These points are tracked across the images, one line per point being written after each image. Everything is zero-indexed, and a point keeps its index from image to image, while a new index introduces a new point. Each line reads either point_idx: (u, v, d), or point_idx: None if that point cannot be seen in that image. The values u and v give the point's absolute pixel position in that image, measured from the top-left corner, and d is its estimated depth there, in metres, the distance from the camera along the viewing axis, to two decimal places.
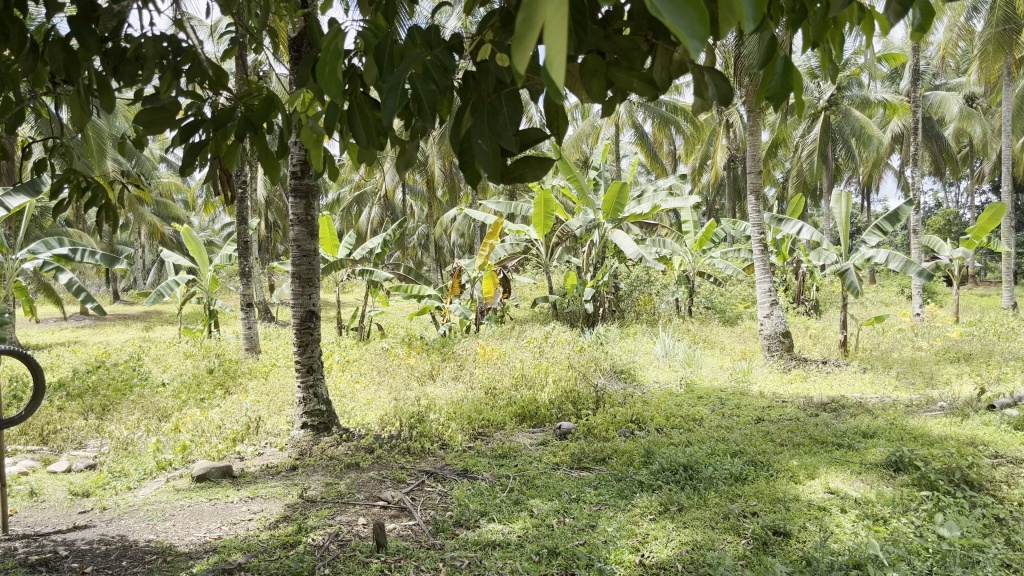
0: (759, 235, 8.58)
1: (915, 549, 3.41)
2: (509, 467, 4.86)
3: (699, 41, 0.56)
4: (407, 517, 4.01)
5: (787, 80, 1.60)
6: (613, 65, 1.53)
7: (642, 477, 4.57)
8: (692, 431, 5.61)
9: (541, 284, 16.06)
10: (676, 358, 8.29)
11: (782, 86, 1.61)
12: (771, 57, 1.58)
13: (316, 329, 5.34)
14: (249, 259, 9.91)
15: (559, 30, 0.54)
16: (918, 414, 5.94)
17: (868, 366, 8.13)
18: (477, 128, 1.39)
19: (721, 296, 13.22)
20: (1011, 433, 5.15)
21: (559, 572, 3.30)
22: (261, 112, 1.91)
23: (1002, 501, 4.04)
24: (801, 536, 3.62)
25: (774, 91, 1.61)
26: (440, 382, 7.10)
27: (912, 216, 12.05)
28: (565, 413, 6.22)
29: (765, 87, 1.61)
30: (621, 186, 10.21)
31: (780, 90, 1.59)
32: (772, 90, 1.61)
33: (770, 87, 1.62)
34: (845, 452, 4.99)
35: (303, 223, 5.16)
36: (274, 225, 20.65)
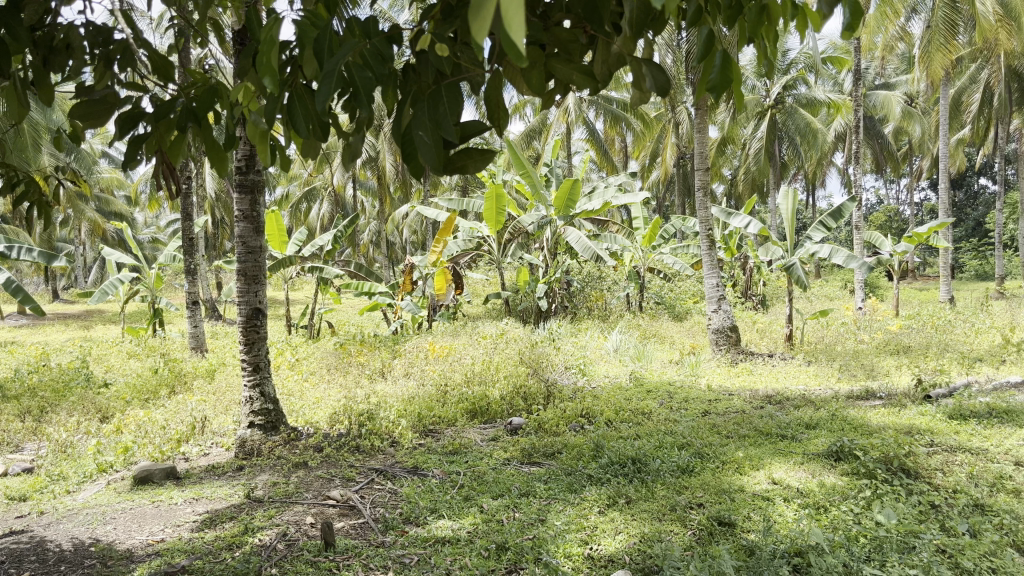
0: (706, 231, 8.70)
1: (854, 536, 3.51)
2: (459, 463, 4.87)
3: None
4: (355, 516, 3.98)
5: (726, 72, 1.61)
6: (552, 57, 1.54)
7: (591, 471, 4.60)
8: (640, 424, 5.69)
9: (493, 281, 16.07)
10: (626, 353, 8.40)
11: (721, 79, 1.62)
12: (708, 51, 1.59)
13: (263, 327, 5.25)
14: (195, 256, 9.70)
15: (515, 10, 0.55)
16: (858, 405, 6.11)
17: (813, 359, 8.32)
18: (417, 119, 1.38)
19: (671, 291, 13.39)
20: (946, 422, 5.32)
21: (508, 566, 3.32)
22: (203, 103, 1.86)
23: (938, 489, 4.17)
24: (745, 526, 3.68)
25: (714, 84, 1.61)
26: (390, 379, 7.04)
27: (855, 212, 12.35)
28: (516, 409, 6.25)
29: (705, 81, 1.62)
30: (572, 183, 10.26)
31: (719, 83, 1.60)
32: (712, 83, 1.61)
33: (709, 81, 1.63)
34: (789, 443, 5.10)
35: (248, 219, 5.06)
36: (222, 221, 20.26)
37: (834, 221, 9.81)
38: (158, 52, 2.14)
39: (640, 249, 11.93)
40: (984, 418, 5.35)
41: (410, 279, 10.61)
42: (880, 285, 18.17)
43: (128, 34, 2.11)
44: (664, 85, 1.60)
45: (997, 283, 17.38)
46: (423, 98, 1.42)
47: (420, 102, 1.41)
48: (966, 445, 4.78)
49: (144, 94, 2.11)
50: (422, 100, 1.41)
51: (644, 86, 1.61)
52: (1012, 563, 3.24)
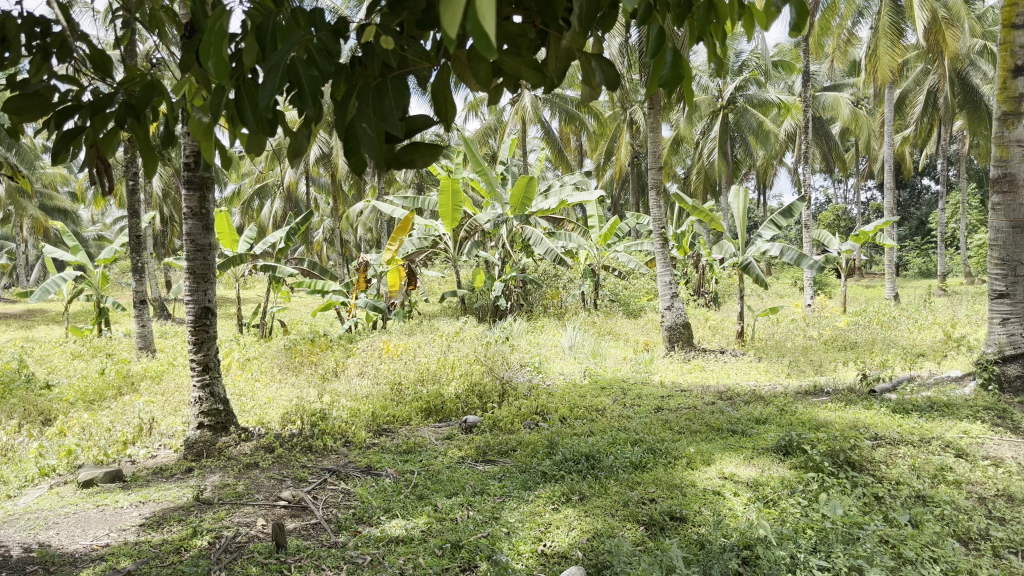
0: (659, 229, 8.78)
1: (801, 528, 3.58)
2: (413, 462, 4.85)
3: None
4: (307, 516, 3.94)
5: (677, 69, 1.61)
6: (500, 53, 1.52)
7: (545, 468, 4.62)
8: (594, 421, 5.73)
9: (449, 279, 16.02)
10: (581, 351, 8.44)
11: (673, 75, 1.63)
12: (659, 47, 1.59)
13: (213, 326, 5.16)
14: (142, 254, 9.47)
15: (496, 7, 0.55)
16: (806, 400, 6.23)
17: (763, 355, 8.48)
18: (360, 113, 1.37)
19: (625, 289, 13.51)
20: (889, 416, 5.46)
21: (462, 565, 3.31)
22: (142, 97, 1.82)
23: (881, 480, 4.28)
24: (696, 520, 3.73)
25: (667, 79, 1.62)
26: (344, 378, 6.98)
27: (804, 211, 12.59)
28: (472, 407, 6.24)
29: (657, 77, 1.62)
30: (529, 180, 10.29)
31: (671, 79, 1.61)
32: (665, 80, 1.62)
33: (661, 76, 1.63)
34: (739, 438, 5.18)
35: (197, 217, 4.96)
36: (170, 219, 19.83)
37: (785, 219, 9.99)
38: (98, 47, 2.09)
39: (595, 246, 12.00)
40: (925, 412, 5.50)
41: (364, 277, 10.53)
42: (828, 283, 18.57)
43: (66, 25, 2.04)
44: (613, 80, 1.59)
45: (939, 280, 17.94)
46: (369, 91, 1.41)
47: (365, 95, 1.40)
48: (908, 438, 4.91)
49: (83, 89, 2.06)
50: (367, 93, 1.40)
51: (592, 82, 1.60)
52: (951, 552, 3.36)
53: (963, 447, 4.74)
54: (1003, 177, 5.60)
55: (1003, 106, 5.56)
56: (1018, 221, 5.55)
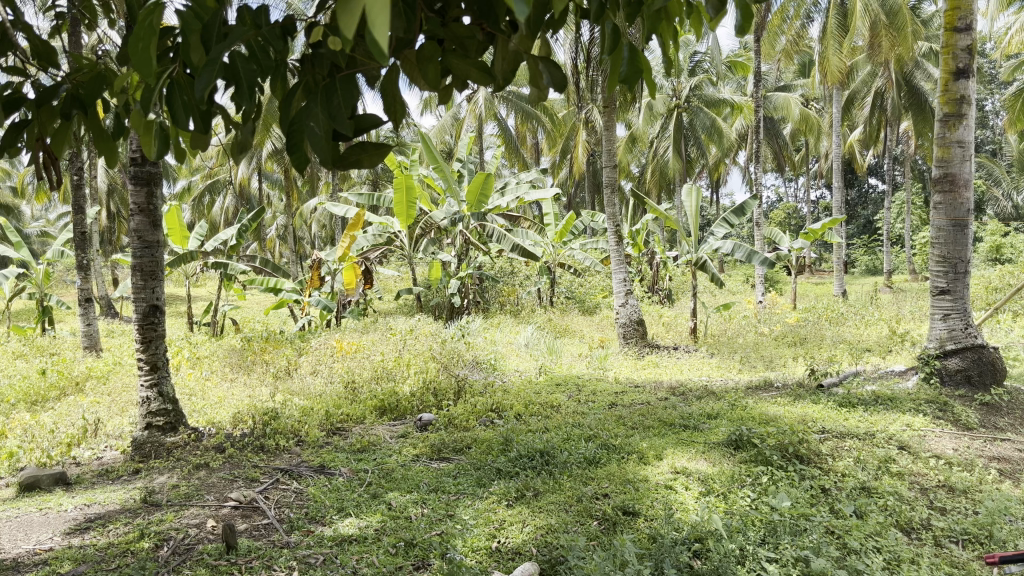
0: (614, 226, 8.84)
1: (751, 521, 3.64)
2: (368, 461, 4.81)
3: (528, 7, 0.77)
4: (259, 517, 3.89)
5: (635, 65, 1.62)
6: (449, 53, 1.51)
7: (500, 465, 4.63)
8: (549, 417, 5.76)
9: (405, 277, 15.94)
10: (536, 348, 8.48)
11: (632, 71, 1.63)
12: (614, 44, 1.59)
13: (161, 324, 5.05)
14: (87, 251, 9.23)
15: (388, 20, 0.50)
16: (756, 395, 6.34)
17: (715, 351, 8.62)
18: (308, 111, 1.36)
19: (581, 286, 13.60)
20: (836, 410, 5.59)
21: (415, 563, 3.30)
22: (90, 88, 1.77)
23: (828, 473, 4.38)
24: (648, 515, 3.78)
25: (626, 75, 1.62)
26: (297, 377, 6.88)
27: (755, 209, 12.79)
28: (427, 405, 6.22)
29: (615, 74, 1.63)
30: (485, 177, 10.29)
31: (630, 75, 1.61)
32: (624, 75, 1.62)
33: (619, 74, 1.64)
34: (691, 433, 5.25)
35: (145, 213, 4.84)
36: (118, 215, 19.36)
37: (737, 217, 10.14)
38: (41, 38, 2.03)
39: (551, 244, 12.05)
40: (870, 405, 5.66)
41: (318, 274, 10.43)
42: (779, 282, 18.94)
43: (6, 15, 1.98)
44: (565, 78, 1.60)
45: (886, 277, 18.42)
46: (317, 90, 1.39)
47: (313, 94, 1.38)
48: (853, 432, 5.03)
49: (26, 80, 2.00)
50: (315, 90, 1.39)
51: (543, 82, 1.60)
52: (894, 542, 3.47)
53: (906, 439, 4.88)
54: (945, 177, 5.76)
55: (945, 108, 5.73)
56: (959, 220, 5.72)
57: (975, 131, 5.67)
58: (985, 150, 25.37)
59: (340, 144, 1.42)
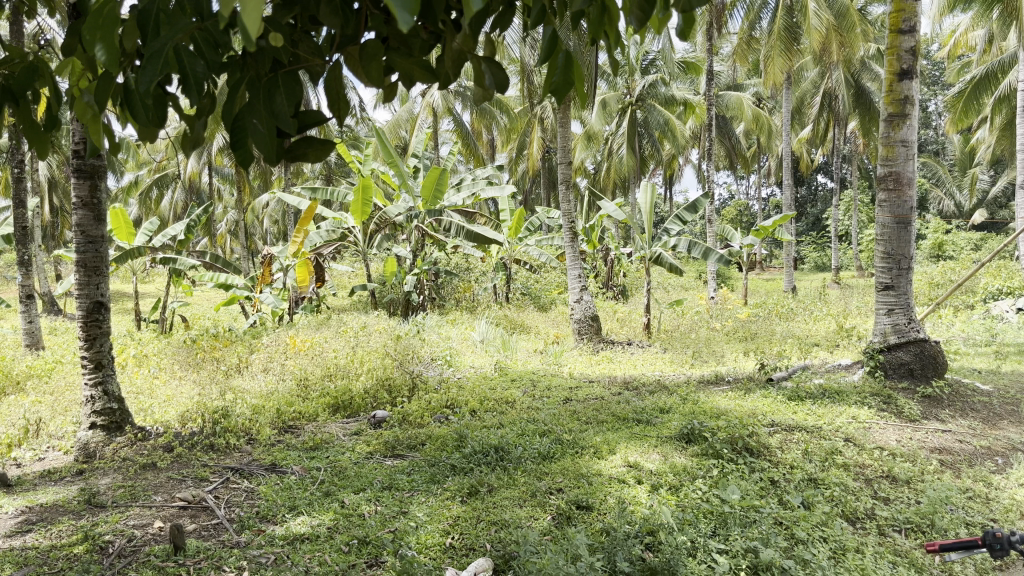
0: (569, 223, 8.87)
1: (702, 513, 3.69)
2: (320, 459, 4.75)
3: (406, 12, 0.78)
4: (207, 517, 3.82)
5: (569, 73, 1.62)
6: (393, 52, 1.49)
7: (454, 461, 4.61)
8: (504, 413, 5.77)
9: (359, 272, 15.80)
10: (491, 344, 8.48)
11: (565, 79, 1.63)
12: (552, 50, 1.58)
13: (105, 321, 4.92)
14: (28, 245, 8.94)
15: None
16: (708, 389, 6.43)
17: (668, 346, 8.72)
18: (251, 108, 1.34)
19: (537, 282, 13.65)
20: (784, 403, 5.70)
21: (368, 561, 3.28)
22: (21, 80, 1.70)
23: (777, 465, 4.46)
24: (601, 509, 3.80)
25: (557, 84, 1.62)
26: (247, 375, 6.79)
27: (708, 207, 12.94)
28: (381, 401, 6.16)
29: (549, 81, 1.63)
30: (440, 172, 10.22)
31: (561, 85, 1.62)
32: (555, 84, 1.62)
33: (555, 80, 1.63)
34: (644, 427, 5.30)
35: (88, 207, 4.70)
36: (62, 208, 18.80)
37: (689, 215, 10.26)
38: None
39: (506, 240, 12.04)
40: (817, 398, 5.78)
41: (270, 270, 10.29)
42: (731, 278, 19.26)
43: None
44: (506, 81, 1.59)
45: (834, 273, 18.81)
46: (260, 85, 1.36)
47: (257, 89, 1.35)
48: (802, 425, 5.12)
49: None
50: (257, 87, 1.36)
51: (484, 84, 1.60)
52: (839, 532, 3.57)
53: (851, 432, 5.00)
54: (889, 176, 5.91)
55: (889, 108, 5.87)
56: (902, 218, 5.86)
57: (918, 131, 5.83)
58: (928, 150, 26.09)
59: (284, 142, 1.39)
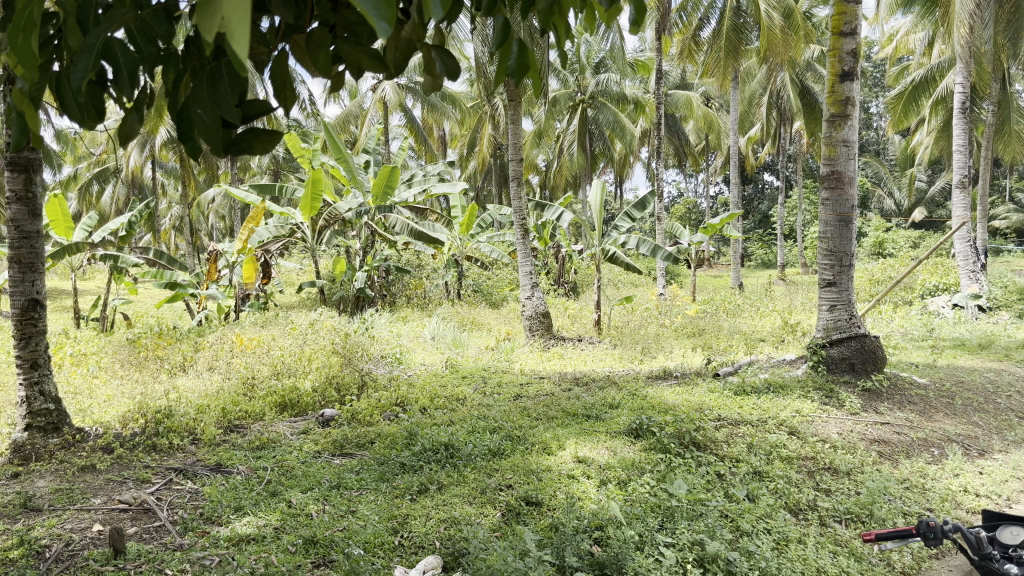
0: (520, 220, 8.87)
1: (650, 507, 3.72)
2: (267, 458, 4.67)
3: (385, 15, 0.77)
4: (150, 519, 3.73)
5: (524, 60, 1.59)
6: (341, 40, 1.47)
7: (403, 459, 4.57)
8: (454, 411, 5.75)
9: (308, 269, 15.59)
10: (442, 341, 8.44)
11: (521, 65, 1.60)
12: (503, 38, 1.56)
13: (41, 319, 4.75)
14: None
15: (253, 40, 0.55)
16: (656, 384, 6.51)
17: (618, 342, 8.80)
18: (193, 98, 1.31)
19: (488, 279, 13.64)
20: (731, 397, 5.80)
21: (315, 560, 3.25)
22: None
23: (723, 458, 4.53)
24: (551, 504, 3.82)
25: (511, 71, 1.59)
26: (192, 374, 6.65)
27: (658, 204, 13.09)
28: (329, 400, 6.08)
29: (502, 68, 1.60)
30: (391, 169, 10.13)
31: (516, 70, 1.58)
32: (508, 71, 1.59)
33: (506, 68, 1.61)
34: (593, 423, 5.34)
35: (23, 202, 4.53)
36: None
37: (639, 212, 10.36)
38: None
39: (458, 237, 11.99)
40: (762, 393, 5.89)
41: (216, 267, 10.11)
42: (680, 275, 19.52)
43: None
44: (457, 70, 1.58)
45: (779, 271, 19.21)
46: (202, 75, 1.33)
47: (199, 79, 1.33)
48: (746, 418, 5.21)
49: None
50: (199, 76, 1.33)
51: (434, 71, 1.58)
52: (782, 523, 3.65)
53: (794, 425, 5.10)
54: (832, 174, 6.04)
55: (831, 109, 5.99)
56: (844, 215, 6.00)
57: (859, 131, 5.97)
58: (870, 150, 26.79)
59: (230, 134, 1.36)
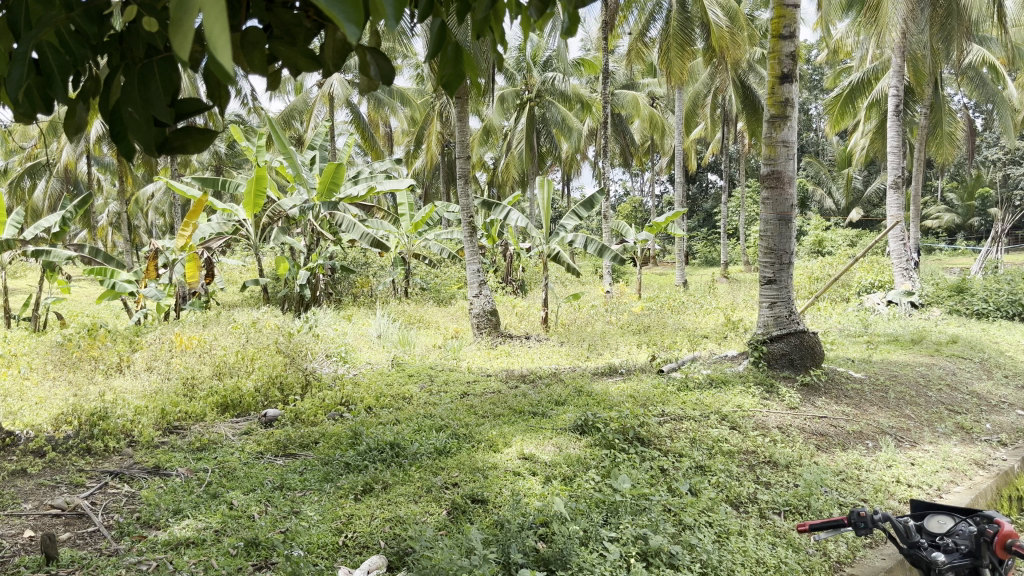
0: (467, 218, 8.85)
1: (594, 503, 3.73)
2: (207, 460, 4.58)
3: (353, 26, 0.74)
4: (84, 524, 3.62)
5: (458, 66, 1.59)
6: (276, 40, 1.44)
7: (347, 459, 4.51)
8: (400, 409, 5.71)
9: (250, 267, 15.31)
10: (389, 339, 8.38)
11: (455, 71, 1.60)
12: (440, 43, 1.56)
13: None
14: None
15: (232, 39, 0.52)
16: (602, 380, 6.59)
17: (564, 340, 8.85)
18: (124, 95, 1.26)
19: (436, 277, 13.59)
20: (675, 393, 5.89)
21: (256, 563, 3.19)
22: None
23: (666, 453, 4.59)
24: (496, 502, 3.83)
25: (448, 77, 1.60)
26: (130, 374, 6.49)
27: (604, 203, 13.20)
28: (272, 400, 5.98)
29: (440, 74, 1.60)
30: (337, 166, 10.00)
31: (451, 77, 1.58)
32: (446, 76, 1.60)
33: (444, 73, 1.60)
34: (539, 420, 5.36)
35: None
36: None
37: (586, 211, 10.42)
38: None
39: (405, 235, 11.92)
40: (705, 388, 6.00)
41: (155, 265, 9.84)
42: (626, 273, 19.73)
43: None
44: (392, 73, 1.57)
45: (723, 268, 19.55)
46: (134, 73, 1.28)
47: (129, 76, 1.28)
48: (689, 414, 5.28)
49: None
50: (130, 73, 1.29)
51: (370, 74, 1.57)
52: (723, 516, 3.73)
53: (736, 420, 5.20)
54: (772, 174, 6.15)
55: (772, 110, 6.12)
56: (784, 215, 6.13)
57: (797, 132, 6.11)
58: (810, 151, 27.47)
59: (163, 133, 1.32)
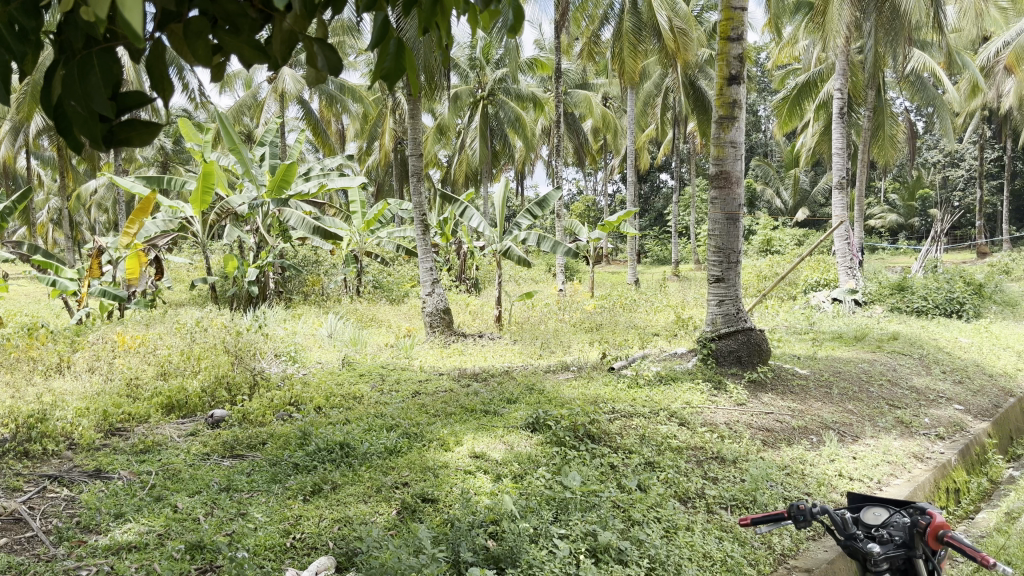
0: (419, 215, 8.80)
1: (544, 500, 3.74)
2: (151, 462, 4.48)
3: None
4: (21, 530, 3.52)
5: (400, 60, 1.58)
6: (221, 30, 1.40)
7: (296, 460, 4.46)
8: (350, 409, 5.66)
9: (197, 266, 14.98)
10: (340, 339, 8.29)
11: (395, 65, 1.59)
12: (381, 37, 1.54)
13: None
14: None
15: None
16: (554, 379, 6.62)
17: (517, 338, 8.88)
18: (65, 87, 1.23)
19: (389, 276, 13.50)
20: (625, 390, 5.95)
21: (201, 566, 3.14)
22: None
23: (616, 450, 4.63)
24: (447, 500, 3.81)
25: (388, 70, 1.59)
26: (70, 375, 6.31)
27: (556, 201, 13.27)
28: (219, 401, 5.88)
29: (380, 67, 1.58)
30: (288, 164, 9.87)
31: (391, 70, 1.57)
32: (385, 69, 1.58)
33: (384, 66, 1.59)
34: (490, 418, 5.36)
35: None
36: None
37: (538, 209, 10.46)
38: None
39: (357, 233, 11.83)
40: (656, 385, 6.07)
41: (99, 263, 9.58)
42: (578, 271, 19.85)
43: None
44: (338, 65, 1.55)
45: (675, 267, 19.81)
46: (73, 64, 1.24)
47: (69, 67, 1.24)
48: (639, 410, 5.33)
49: None
50: (69, 64, 1.25)
51: (316, 66, 1.54)
52: (671, 512, 3.77)
53: (686, 416, 5.26)
54: (720, 174, 6.26)
55: (719, 111, 6.22)
56: (732, 214, 6.22)
57: (744, 133, 6.21)
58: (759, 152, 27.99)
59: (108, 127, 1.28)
